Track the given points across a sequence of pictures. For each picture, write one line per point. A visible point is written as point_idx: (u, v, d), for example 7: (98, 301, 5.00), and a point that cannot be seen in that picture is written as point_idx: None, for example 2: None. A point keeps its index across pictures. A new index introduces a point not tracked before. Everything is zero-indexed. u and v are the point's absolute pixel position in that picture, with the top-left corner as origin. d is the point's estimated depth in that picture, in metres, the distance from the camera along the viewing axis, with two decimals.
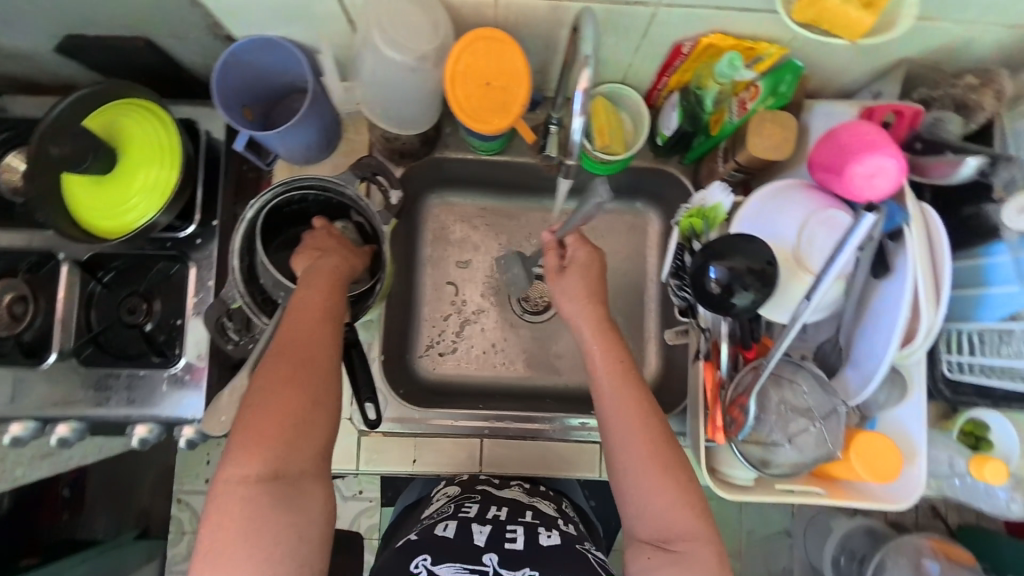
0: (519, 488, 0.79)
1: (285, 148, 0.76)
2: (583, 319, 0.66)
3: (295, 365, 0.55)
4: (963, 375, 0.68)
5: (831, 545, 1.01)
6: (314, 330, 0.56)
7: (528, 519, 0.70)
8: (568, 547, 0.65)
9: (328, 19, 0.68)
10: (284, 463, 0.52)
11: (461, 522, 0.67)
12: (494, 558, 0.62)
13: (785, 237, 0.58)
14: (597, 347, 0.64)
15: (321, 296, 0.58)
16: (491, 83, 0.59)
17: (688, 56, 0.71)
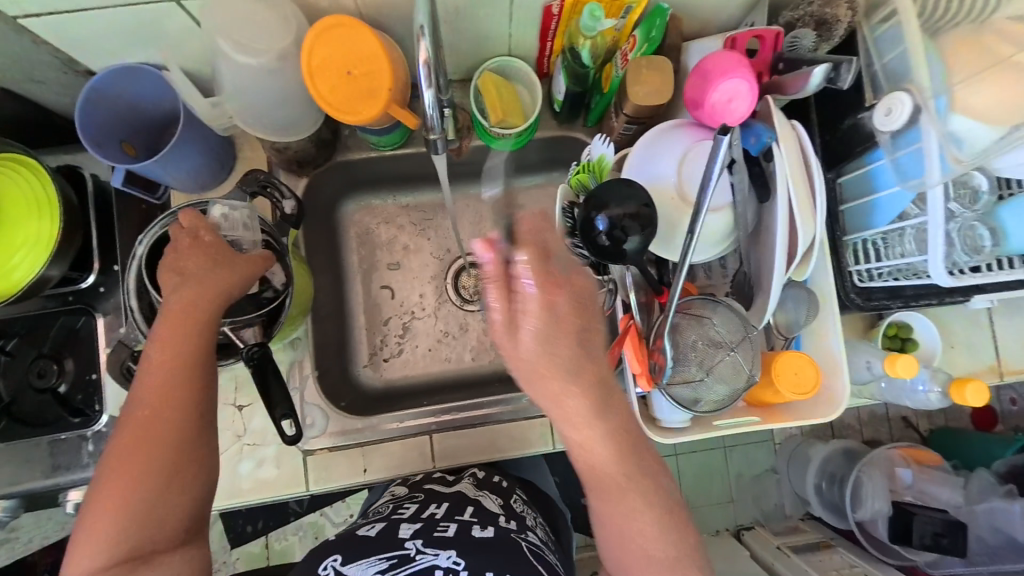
0: (468, 479, 0.77)
1: (173, 177, 0.73)
2: (562, 378, 0.49)
3: (145, 432, 0.56)
4: (872, 281, 0.70)
5: (812, 473, 1.03)
6: (173, 389, 0.56)
7: (466, 515, 0.66)
8: (502, 539, 0.62)
9: (180, 35, 0.65)
10: (136, 534, 0.54)
11: (391, 522, 0.65)
12: (417, 541, 0.61)
13: (668, 177, 0.60)
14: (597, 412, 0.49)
15: (177, 353, 0.57)
16: (352, 71, 0.58)
17: (560, 16, 0.71)
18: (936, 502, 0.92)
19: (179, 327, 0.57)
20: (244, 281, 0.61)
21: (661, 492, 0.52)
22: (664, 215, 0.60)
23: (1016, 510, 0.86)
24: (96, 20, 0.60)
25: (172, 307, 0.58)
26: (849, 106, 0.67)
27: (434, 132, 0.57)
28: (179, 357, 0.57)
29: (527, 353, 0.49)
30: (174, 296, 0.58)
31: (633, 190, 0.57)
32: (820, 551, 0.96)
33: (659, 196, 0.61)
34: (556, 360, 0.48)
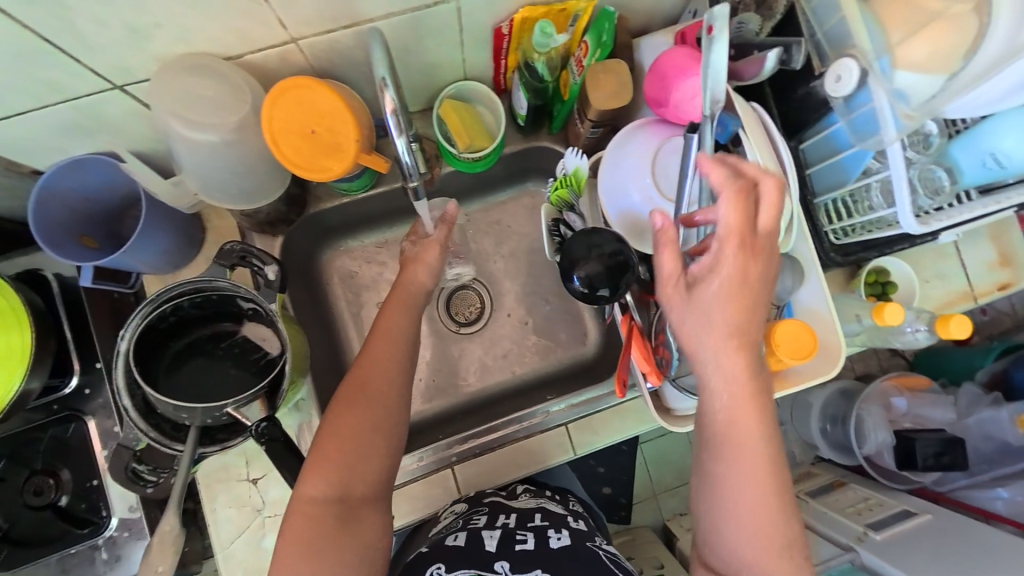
0: (526, 495, 0.80)
1: (144, 263, 0.71)
2: (727, 362, 0.50)
3: (362, 392, 0.64)
4: (848, 238, 0.74)
5: (815, 417, 1.07)
6: (369, 363, 0.66)
7: (538, 523, 0.73)
8: (580, 548, 0.68)
9: (127, 118, 0.62)
10: (345, 486, 0.60)
11: (471, 532, 0.70)
12: (506, 564, 0.65)
13: (644, 178, 0.61)
14: (728, 398, 0.51)
15: (404, 319, 0.70)
16: (315, 129, 0.57)
17: (510, 35, 0.72)
18: (933, 423, 0.96)
19: (408, 301, 0.72)
20: (427, 272, 0.75)
21: (766, 500, 0.50)
22: (645, 220, 0.61)
23: (1005, 416, 0.92)
24: (37, 118, 0.58)
25: (402, 287, 0.73)
26: (799, 77, 0.71)
27: (409, 176, 0.56)
28: (405, 324, 0.70)
29: (712, 342, 0.50)
30: (403, 279, 0.74)
31: (595, 240, 0.55)
32: (835, 490, 1.02)
33: (639, 201, 0.61)
34: (732, 324, 0.50)
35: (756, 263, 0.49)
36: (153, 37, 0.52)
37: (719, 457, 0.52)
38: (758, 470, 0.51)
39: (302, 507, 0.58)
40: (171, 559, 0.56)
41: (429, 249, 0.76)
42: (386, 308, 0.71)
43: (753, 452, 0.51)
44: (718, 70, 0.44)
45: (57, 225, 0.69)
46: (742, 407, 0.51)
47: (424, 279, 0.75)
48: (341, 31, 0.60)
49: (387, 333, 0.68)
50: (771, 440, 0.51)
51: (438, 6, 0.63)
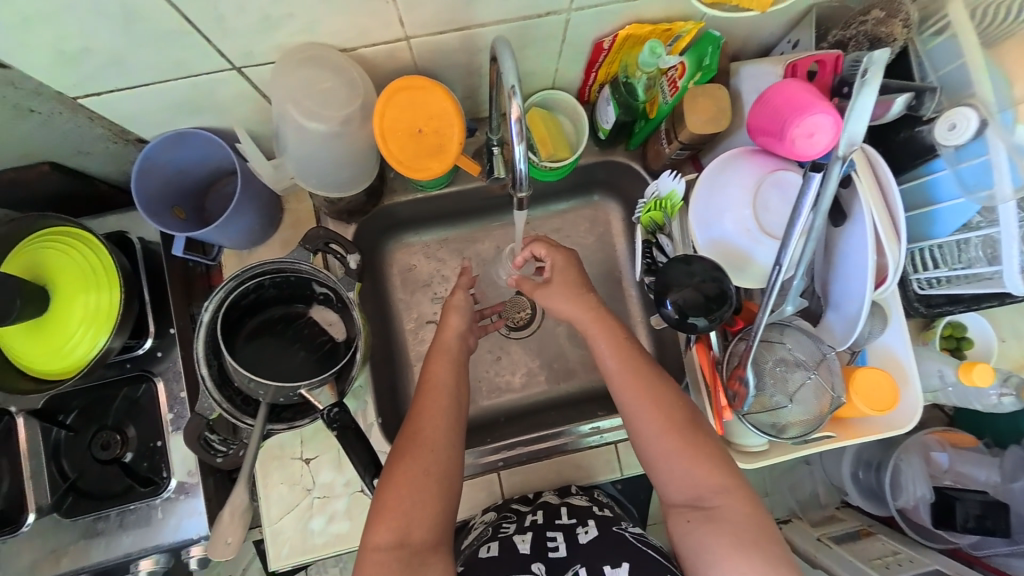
0: (552, 493, 0.78)
1: (228, 240, 0.73)
2: (575, 312, 0.71)
3: (413, 441, 0.64)
4: (933, 289, 0.72)
5: (846, 464, 1.00)
6: (417, 414, 0.67)
7: (566, 520, 0.70)
8: (609, 536, 0.66)
9: (236, 100, 0.64)
10: (406, 532, 0.59)
11: (503, 540, 0.68)
12: (541, 566, 0.63)
13: (742, 207, 0.60)
14: (583, 317, 0.71)
15: (448, 370, 0.71)
16: (423, 129, 0.60)
17: (610, 50, 0.72)
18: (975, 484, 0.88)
19: (450, 354, 0.73)
20: (458, 317, 0.76)
21: (659, 381, 0.66)
22: (738, 251, 0.61)
23: None
24: (156, 93, 0.60)
25: (440, 340, 0.74)
26: (904, 120, 0.68)
27: (521, 188, 0.57)
28: (450, 373, 0.70)
29: (564, 303, 0.72)
30: (441, 332, 0.75)
31: (692, 268, 0.57)
32: (862, 539, 0.94)
33: (731, 231, 0.61)
34: (570, 296, 0.72)
35: (571, 259, 0.74)
36: (281, 26, 0.53)
37: (601, 351, 0.69)
38: (637, 376, 0.66)
39: (370, 558, 0.58)
40: (240, 531, 0.59)
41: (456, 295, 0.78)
42: (430, 359, 0.72)
43: (637, 367, 0.67)
44: (856, 123, 0.46)
45: (154, 197, 0.71)
46: (588, 324, 0.71)
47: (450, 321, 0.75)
48: (451, 33, 0.61)
49: (434, 381, 0.69)
50: (628, 345, 0.69)
51: (548, 16, 0.63)
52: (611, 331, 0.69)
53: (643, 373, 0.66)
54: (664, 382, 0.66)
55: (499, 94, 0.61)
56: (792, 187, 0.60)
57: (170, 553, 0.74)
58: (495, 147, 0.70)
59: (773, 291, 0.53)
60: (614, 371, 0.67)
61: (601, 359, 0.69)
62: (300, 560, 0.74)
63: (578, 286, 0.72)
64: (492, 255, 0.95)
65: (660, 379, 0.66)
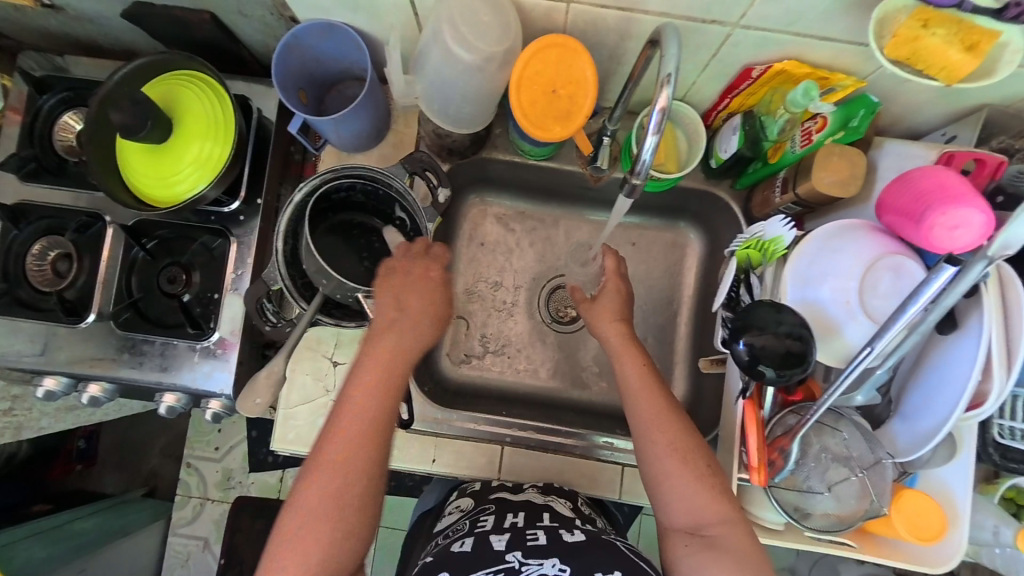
0: (533, 489, 0.76)
1: (337, 135, 0.76)
2: (605, 324, 0.71)
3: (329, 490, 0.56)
4: (1015, 442, 0.65)
5: None
6: (333, 461, 0.57)
7: (548, 522, 0.67)
8: (597, 541, 0.64)
9: (392, 9, 0.67)
10: None
11: (479, 536, 0.66)
12: (518, 554, 0.61)
13: (846, 277, 0.57)
14: (612, 333, 0.70)
15: (367, 411, 0.60)
16: (558, 90, 0.59)
17: (757, 79, 0.68)
18: None
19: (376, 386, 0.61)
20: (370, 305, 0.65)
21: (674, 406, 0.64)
22: (829, 320, 0.57)
23: None
24: None
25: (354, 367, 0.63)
26: None
27: (636, 177, 0.57)
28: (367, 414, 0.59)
29: (598, 319, 0.72)
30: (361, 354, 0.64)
31: (781, 316, 0.53)
32: None
33: (827, 300, 0.57)
34: (615, 313, 0.72)
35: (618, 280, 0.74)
36: None
37: (620, 363, 0.68)
38: (651, 394, 0.65)
39: None
40: (268, 396, 0.66)
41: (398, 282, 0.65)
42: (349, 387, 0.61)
43: (654, 386, 0.66)
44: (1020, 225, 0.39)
45: (289, 73, 0.74)
46: (619, 335, 0.70)
47: (419, 309, 0.65)
48: (613, 10, 0.61)
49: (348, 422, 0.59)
50: (646, 366, 0.67)
51: (713, 25, 0.61)
52: (636, 351, 0.68)
53: (659, 397, 0.65)
54: (676, 413, 0.64)
55: (636, 87, 0.60)
56: (910, 276, 0.56)
57: (191, 396, 0.81)
58: (607, 137, 0.69)
59: (853, 369, 0.50)
60: (628, 383, 0.66)
61: (620, 378, 0.68)
62: (300, 450, 0.77)
63: (617, 311, 0.72)
64: (563, 244, 0.96)
65: (674, 407, 0.65)
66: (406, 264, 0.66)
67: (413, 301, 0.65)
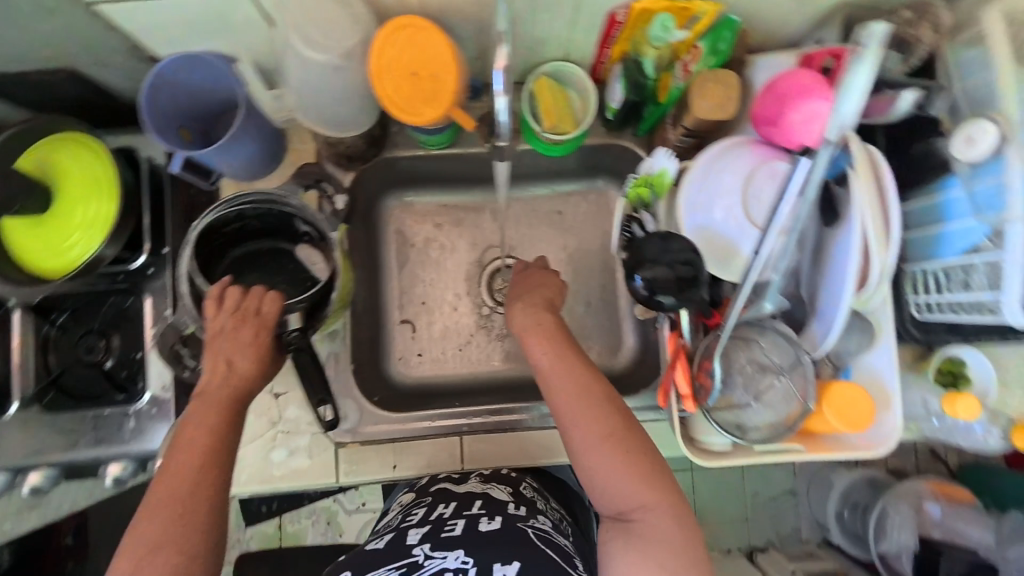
0: (475, 479, 0.74)
1: (227, 166, 0.74)
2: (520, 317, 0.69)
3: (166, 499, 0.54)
4: (931, 315, 0.68)
5: (834, 501, 1.04)
6: (156, 512, 0.53)
7: (474, 510, 0.65)
8: (509, 530, 0.61)
9: (249, 26, 0.66)
10: None
11: (398, 532, 0.63)
12: (425, 547, 0.59)
13: (731, 194, 0.59)
14: (527, 325, 0.68)
15: (202, 426, 0.58)
16: (417, 73, 0.57)
17: (624, 24, 0.69)
18: (968, 541, 0.87)
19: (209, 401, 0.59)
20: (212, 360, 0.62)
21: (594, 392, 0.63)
22: (725, 241, 0.59)
23: None
24: (170, 9, 0.62)
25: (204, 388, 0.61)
26: (922, 131, 0.67)
27: (502, 138, 0.56)
28: (208, 430, 0.58)
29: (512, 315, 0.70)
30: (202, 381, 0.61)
31: (669, 246, 0.54)
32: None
33: (719, 220, 0.59)
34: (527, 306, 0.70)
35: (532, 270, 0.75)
36: None
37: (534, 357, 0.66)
38: (569, 384, 0.64)
39: None
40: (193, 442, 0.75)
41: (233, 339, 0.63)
42: (178, 436, 0.58)
43: (572, 374, 0.64)
44: (848, 103, 0.39)
45: (164, 113, 0.73)
46: (534, 327, 0.68)
47: (248, 367, 0.62)
48: None
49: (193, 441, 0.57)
50: (566, 355, 0.66)
51: None
52: (552, 339, 0.66)
53: (578, 385, 0.64)
54: (600, 398, 0.63)
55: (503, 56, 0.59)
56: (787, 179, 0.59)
57: (138, 461, 0.77)
58: (502, 111, 0.70)
59: (750, 279, 0.51)
60: (545, 375, 0.65)
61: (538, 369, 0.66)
62: (259, 489, 0.75)
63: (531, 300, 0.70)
64: (490, 227, 0.95)
65: (596, 392, 0.63)
66: (232, 325, 0.63)
67: (242, 360, 0.62)
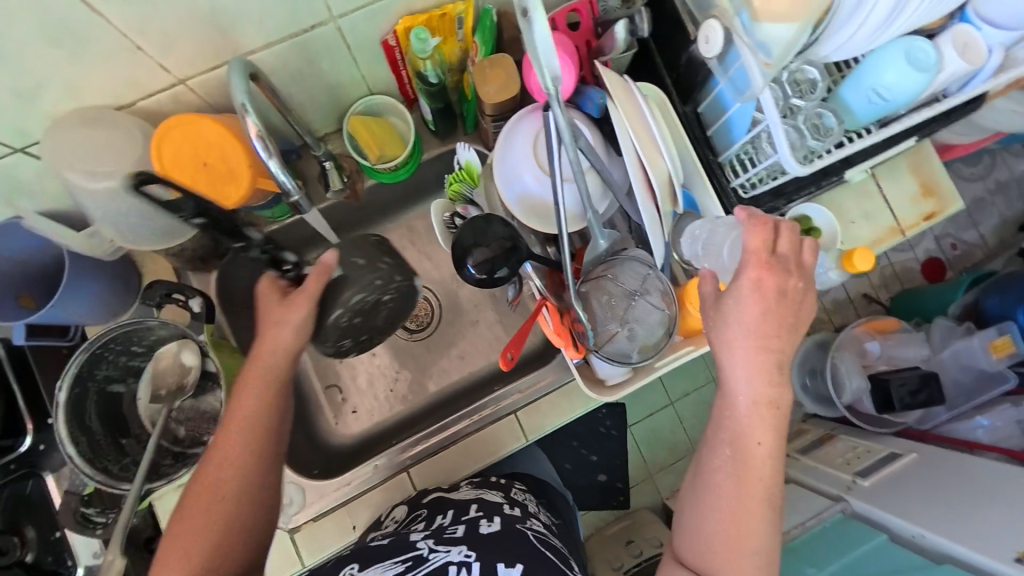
0: (468, 487, 0.75)
1: (78, 316, 0.73)
2: (750, 361, 0.58)
3: (211, 488, 0.58)
4: (756, 189, 0.75)
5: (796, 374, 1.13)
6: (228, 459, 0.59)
7: (471, 513, 0.66)
8: (510, 532, 0.63)
9: (35, 182, 0.64)
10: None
11: (398, 533, 0.65)
12: (428, 542, 0.61)
13: (530, 160, 0.63)
14: (759, 357, 0.57)
15: (250, 413, 0.61)
16: (208, 161, 0.60)
17: (399, 47, 0.71)
18: (905, 361, 1.04)
19: (265, 380, 0.62)
20: (291, 333, 0.62)
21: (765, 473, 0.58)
22: (542, 202, 0.64)
23: (977, 345, 0.98)
24: None
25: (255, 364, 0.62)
26: (681, 44, 0.74)
27: (291, 196, 0.59)
28: (251, 418, 0.61)
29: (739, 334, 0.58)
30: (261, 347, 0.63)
31: (492, 226, 0.58)
32: (824, 444, 1.09)
33: (531, 186, 0.64)
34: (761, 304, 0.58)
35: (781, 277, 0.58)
36: (40, 96, 0.54)
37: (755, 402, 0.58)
38: (761, 468, 0.58)
39: None
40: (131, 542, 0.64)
41: (260, 371, 0.62)
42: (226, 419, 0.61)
43: (761, 448, 0.58)
44: (548, 58, 0.45)
45: None
46: (761, 352, 0.57)
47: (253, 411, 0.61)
48: (226, 66, 0.61)
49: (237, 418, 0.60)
50: (762, 436, 0.58)
51: (317, 28, 0.63)
52: (778, 387, 0.58)
53: (763, 463, 0.58)
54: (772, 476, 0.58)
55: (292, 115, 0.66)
56: None
57: None
58: (326, 162, 0.76)
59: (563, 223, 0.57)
60: (748, 425, 0.58)
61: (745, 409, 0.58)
62: None
63: (781, 326, 0.58)
64: None
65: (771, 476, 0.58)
66: None
67: None
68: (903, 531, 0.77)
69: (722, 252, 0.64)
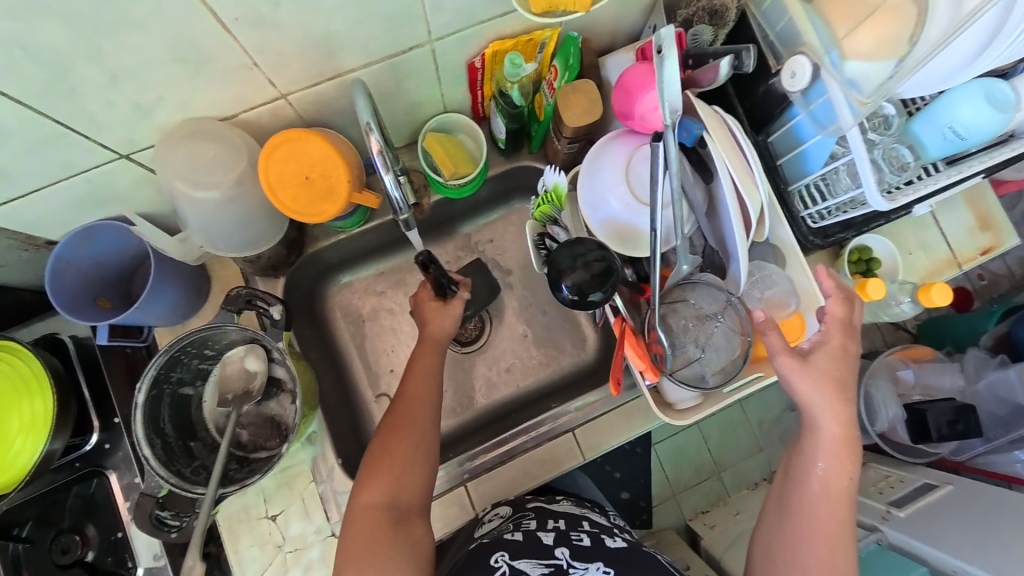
0: (568, 501, 0.75)
1: (153, 318, 0.74)
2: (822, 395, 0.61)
3: (399, 421, 0.66)
4: (826, 220, 0.76)
5: None
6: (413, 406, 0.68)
7: (588, 527, 0.68)
8: (636, 550, 0.65)
9: (129, 188, 0.65)
10: (394, 495, 0.62)
11: (528, 529, 0.66)
12: (565, 552, 0.62)
13: (618, 184, 0.64)
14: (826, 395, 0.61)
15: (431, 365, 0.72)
16: (310, 176, 0.61)
17: (483, 68, 0.73)
18: (941, 391, 1.02)
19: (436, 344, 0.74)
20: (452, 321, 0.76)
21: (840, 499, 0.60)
22: (627, 225, 0.66)
23: (1012, 375, 0.95)
24: (50, 198, 0.61)
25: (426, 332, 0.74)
26: (757, 77, 0.75)
27: (399, 212, 0.62)
28: (432, 364, 0.72)
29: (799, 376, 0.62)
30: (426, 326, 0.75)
31: (580, 249, 0.61)
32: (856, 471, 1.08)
33: (617, 209, 0.65)
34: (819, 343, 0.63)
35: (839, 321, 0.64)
36: (156, 111, 0.55)
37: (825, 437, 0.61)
38: (836, 498, 0.60)
39: (361, 514, 0.61)
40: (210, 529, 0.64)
41: (425, 355, 0.72)
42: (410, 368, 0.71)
43: (833, 482, 0.61)
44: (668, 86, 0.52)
45: (71, 292, 0.72)
46: (826, 387, 0.61)
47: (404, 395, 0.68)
48: (325, 83, 0.63)
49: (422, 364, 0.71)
50: (832, 471, 0.61)
51: (413, 51, 0.64)
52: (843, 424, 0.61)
53: (839, 496, 0.61)
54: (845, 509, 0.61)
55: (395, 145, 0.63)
56: None
57: None
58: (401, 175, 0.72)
59: (656, 250, 0.58)
60: (828, 463, 0.61)
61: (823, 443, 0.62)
62: None
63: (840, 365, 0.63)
64: None
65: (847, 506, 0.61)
66: None
67: None
68: (944, 564, 0.75)
69: (774, 289, 0.69)
